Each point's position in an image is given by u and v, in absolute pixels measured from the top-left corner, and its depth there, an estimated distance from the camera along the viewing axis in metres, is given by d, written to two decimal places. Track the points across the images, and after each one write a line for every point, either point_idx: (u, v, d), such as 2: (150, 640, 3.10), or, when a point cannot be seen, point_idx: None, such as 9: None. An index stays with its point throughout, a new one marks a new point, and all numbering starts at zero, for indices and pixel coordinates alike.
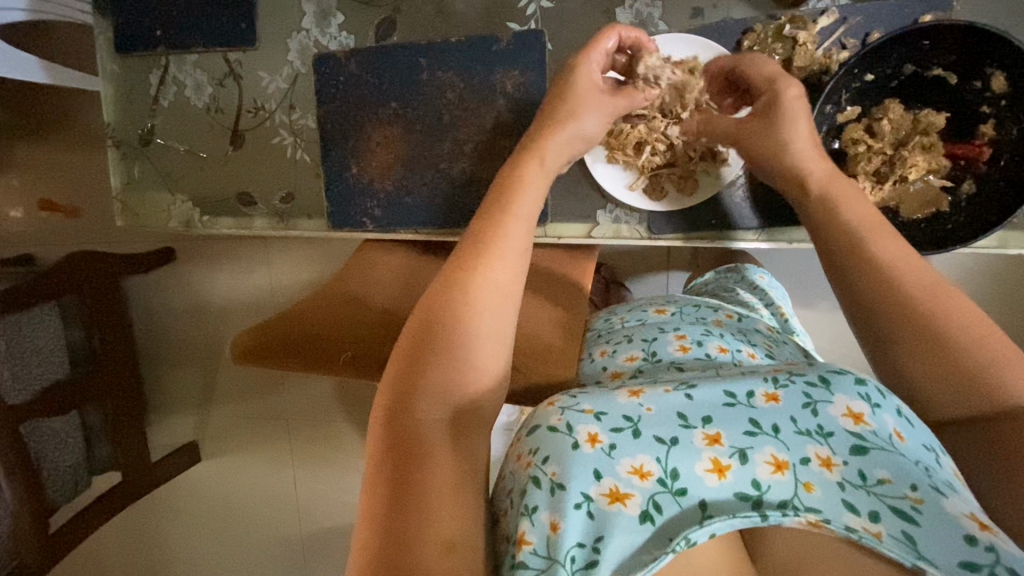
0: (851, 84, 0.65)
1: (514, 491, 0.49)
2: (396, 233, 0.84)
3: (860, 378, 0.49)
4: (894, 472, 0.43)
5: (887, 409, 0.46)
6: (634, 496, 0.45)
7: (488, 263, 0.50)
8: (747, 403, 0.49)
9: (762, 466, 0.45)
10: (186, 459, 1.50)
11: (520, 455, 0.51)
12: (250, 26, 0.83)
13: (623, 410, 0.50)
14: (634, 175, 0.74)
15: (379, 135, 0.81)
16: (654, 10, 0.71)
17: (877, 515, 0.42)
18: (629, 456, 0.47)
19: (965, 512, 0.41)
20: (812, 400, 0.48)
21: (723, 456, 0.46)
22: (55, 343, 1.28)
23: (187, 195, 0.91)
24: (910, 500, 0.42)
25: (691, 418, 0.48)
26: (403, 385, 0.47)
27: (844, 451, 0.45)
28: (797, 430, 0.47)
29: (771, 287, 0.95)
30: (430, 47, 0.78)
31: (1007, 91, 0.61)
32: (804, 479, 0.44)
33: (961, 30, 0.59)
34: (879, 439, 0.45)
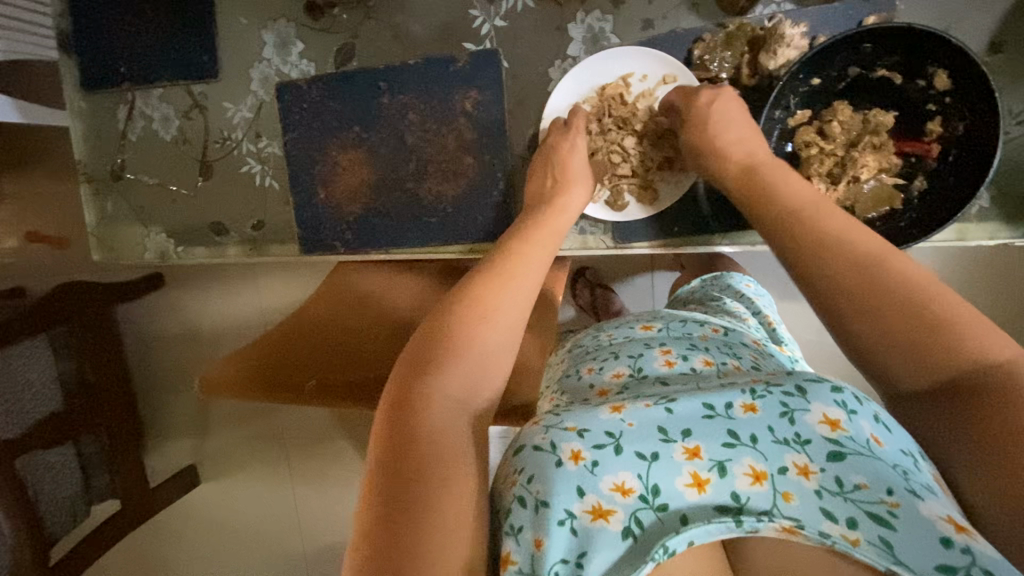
0: (799, 89, 0.66)
1: (500, 512, 0.49)
2: (370, 255, 0.85)
3: (837, 386, 0.48)
4: (870, 477, 0.43)
5: (863, 415, 0.46)
6: (616, 512, 0.46)
7: (507, 279, 0.55)
8: (726, 414, 0.48)
9: (741, 477, 0.45)
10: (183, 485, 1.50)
11: (506, 475, 0.51)
12: (212, 58, 0.84)
13: (605, 426, 0.50)
14: (596, 188, 0.75)
15: (344, 158, 0.82)
16: (605, 24, 0.72)
17: (853, 521, 0.42)
18: (611, 473, 0.47)
19: (942, 514, 0.40)
20: (788, 409, 0.47)
21: (703, 469, 0.46)
22: (47, 376, 1.29)
23: (161, 227, 0.92)
24: (886, 505, 0.42)
25: (671, 432, 0.49)
26: (415, 382, 0.48)
27: (822, 458, 0.45)
28: (776, 439, 0.46)
29: (756, 296, 0.96)
30: (390, 71, 0.79)
31: (950, 88, 0.62)
32: (783, 488, 0.44)
33: (900, 32, 0.60)
34: (856, 445, 0.45)
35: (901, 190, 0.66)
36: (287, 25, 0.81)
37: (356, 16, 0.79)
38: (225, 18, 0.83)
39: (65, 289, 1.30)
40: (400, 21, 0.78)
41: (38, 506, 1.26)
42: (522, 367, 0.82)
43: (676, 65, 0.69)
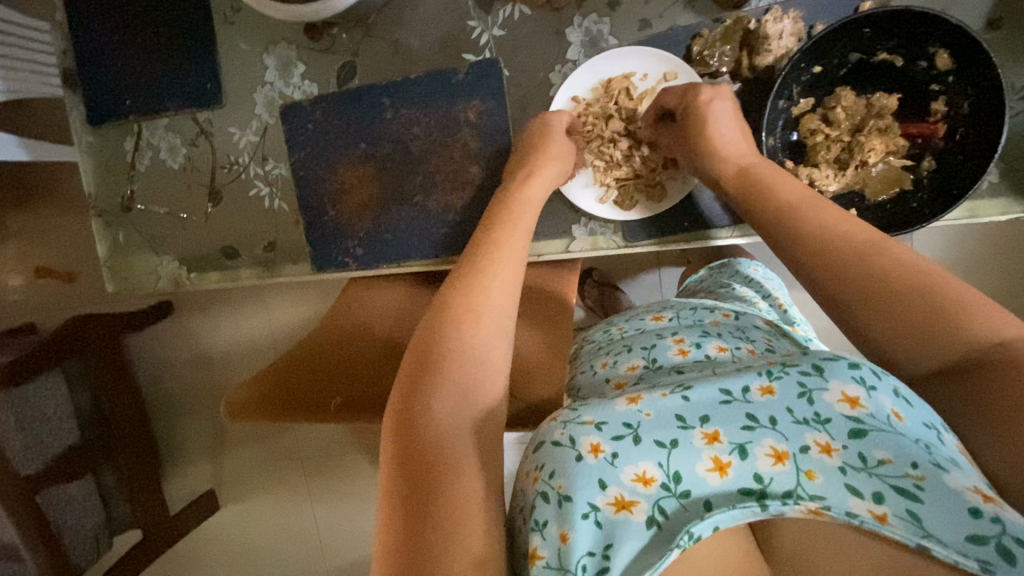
0: (801, 78, 0.66)
1: (526, 509, 0.49)
2: (381, 269, 0.85)
3: (854, 362, 0.47)
4: (893, 451, 0.42)
5: (883, 390, 0.44)
6: (640, 503, 0.45)
7: (487, 279, 0.58)
8: (743, 399, 0.48)
9: (762, 459, 0.45)
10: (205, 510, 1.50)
11: (529, 471, 0.51)
12: (215, 86, 0.85)
13: (622, 417, 0.50)
14: (604, 189, 0.75)
15: (350, 176, 0.83)
16: (603, 26, 0.73)
17: (880, 496, 0.41)
18: (632, 464, 0.47)
19: (969, 485, 0.39)
20: (806, 389, 0.47)
21: (723, 453, 0.46)
22: (63, 411, 1.28)
23: (173, 255, 0.93)
24: (912, 478, 0.41)
25: (689, 419, 0.48)
26: (414, 388, 0.50)
27: (843, 435, 0.44)
28: (795, 420, 0.46)
29: (765, 280, 0.96)
30: (392, 87, 0.80)
31: (952, 67, 0.62)
32: (805, 467, 0.44)
33: (898, 15, 0.60)
34: (877, 421, 0.43)
35: (909, 171, 0.66)
36: (288, 48, 0.82)
37: (356, 34, 0.80)
38: (227, 45, 0.84)
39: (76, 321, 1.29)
40: (399, 37, 0.79)
41: (62, 540, 1.25)
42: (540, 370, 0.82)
43: (677, 62, 0.70)
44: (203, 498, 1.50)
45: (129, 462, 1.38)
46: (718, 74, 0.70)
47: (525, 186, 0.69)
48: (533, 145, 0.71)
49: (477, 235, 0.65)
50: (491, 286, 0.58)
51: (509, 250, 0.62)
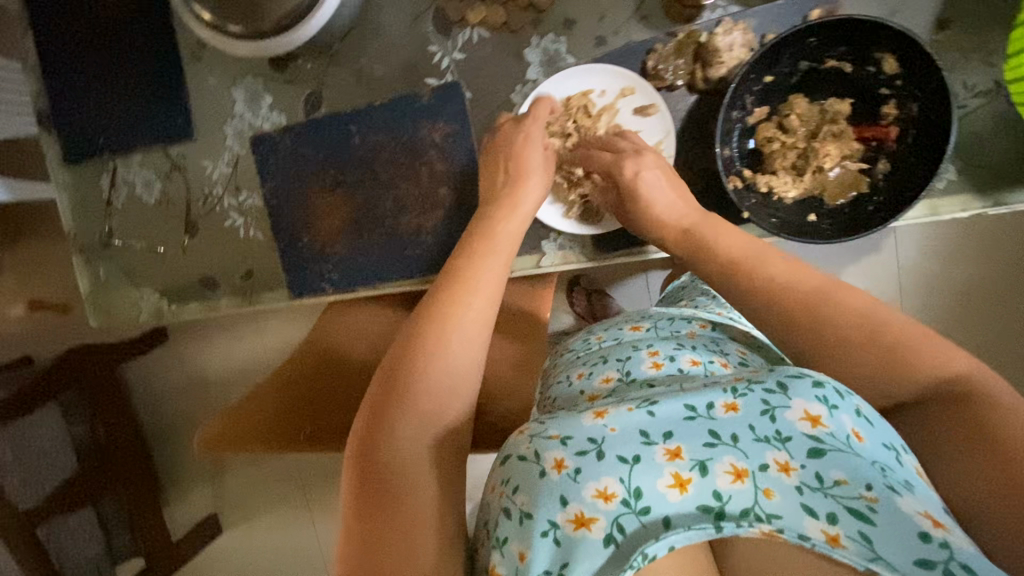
0: (753, 88, 0.67)
1: (492, 526, 0.50)
2: (357, 292, 0.85)
3: (817, 380, 0.48)
4: (849, 473, 0.44)
5: (845, 409, 0.47)
6: (599, 520, 0.46)
7: (463, 297, 0.59)
8: (708, 415, 0.49)
9: (722, 476, 0.46)
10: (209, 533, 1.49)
11: (494, 486, 0.52)
12: (186, 120, 0.86)
13: (588, 432, 0.49)
14: (570, 205, 0.76)
15: (323, 202, 0.84)
16: (560, 45, 0.74)
17: (834, 516, 0.43)
18: (594, 480, 0.47)
19: (919, 510, 0.42)
20: (769, 407, 0.48)
21: (684, 470, 0.47)
22: (60, 444, 1.32)
23: (154, 287, 0.94)
24: (866, 500, 0.43)
25: (653, 435, 0.48)
26: (382, 408, 0.52)
27: (802, 455, 0.46)
28: (757, 437, 0.47)
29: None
30: (358, 114, 0.81)
31: (899, 72, 0.63)
32: (764, 485, 0.45)
33: (843, 25, 0.62)
34: (836, 440, 0.45)
35: (866, 174, 0.67)
36: (255, 80, 0.83)
37: (320, 64, 0.81)
38: (196, 80, 0.85)
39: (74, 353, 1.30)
40: (362, 64, 0.80)
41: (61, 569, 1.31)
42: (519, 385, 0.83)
43: (632, 77, 0.71)
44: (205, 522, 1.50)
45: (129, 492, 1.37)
46: (674, 87, 0.71)
47: (508, 208, 0.70)
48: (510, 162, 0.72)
49: (450, 261, 0.65)
50: (464, 302, 0.58)
51: (485, 270, 0.62)
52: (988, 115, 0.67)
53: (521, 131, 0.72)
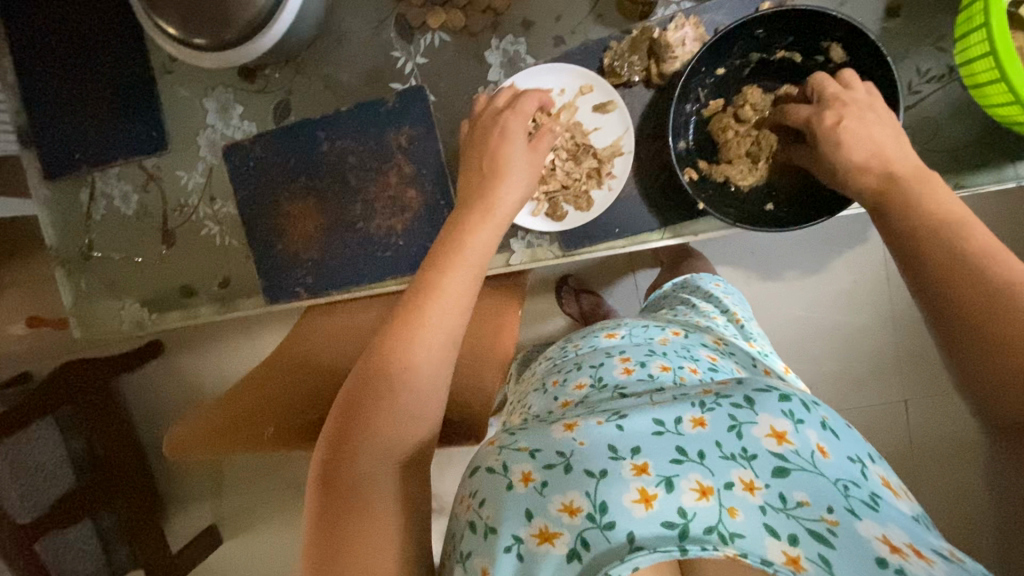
0: (705, 81, 0.69)
1: (456, 536, 0.51)
2: (332, 296, 0.86)
3: (784, 396, 0.50)
4: (813, 494, 0.44)
5: (809, 424, 0.48)
6: (563, 535, 0.46)
7: (432, 307, 0.57)
8: (676, 430, 0.49)
9: (687, 493, 0.45)
10: (209, 544, 1.48)
11: (462, 498, 0.53)
12: (160, 132, 0.88)
13: (556, 446, 0.51)
14: (535, 203, 0.77)
15: (295, 209, 0.85)
16: (519, 46, 0.76)
17: (795, 538, 0.43)
18: (561, 493, 0.48)
19: (878, 534, 0.42)
20: (736, 422, 0.48)
21: (649, 485, 0.46)
22: (56, 457, 1.31)
23: (135, 297, 0.95)
24: (826, 523, 0.43)
25: (621, 450, 0.49)
26: (345, 427, 0.52)
27: (766, 473, 0.46)
28: (722, 454, 0.47)
29: (726, 296, 0.96)
30: (326, 120, 0.82)
31: (846, 59, 0.64)
32: (728, 504, 0.45)
33: (787, 16, 0.63)
34: (801, 458, 0.46)
35: None
36: (225, 91, 0.85)
37: (288, 73, 0.83)
38: (168, 93, 0.87)
39: (64, 368, 1.30)
40: (329, 72, 0.82)
41: None
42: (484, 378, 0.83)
43: (591, 75, 0.72)
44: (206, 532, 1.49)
45: (130, 504, 1.35)
46: (631, 84, 0.72)
47: (485, 206, 0.65)
48: (489, 153, 0.68)
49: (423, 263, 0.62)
50: (433, 313, 0.57)
51: (452, 284, 0.59)
52: (944, 99, 0.67)
53: (499, 123, 0.69)
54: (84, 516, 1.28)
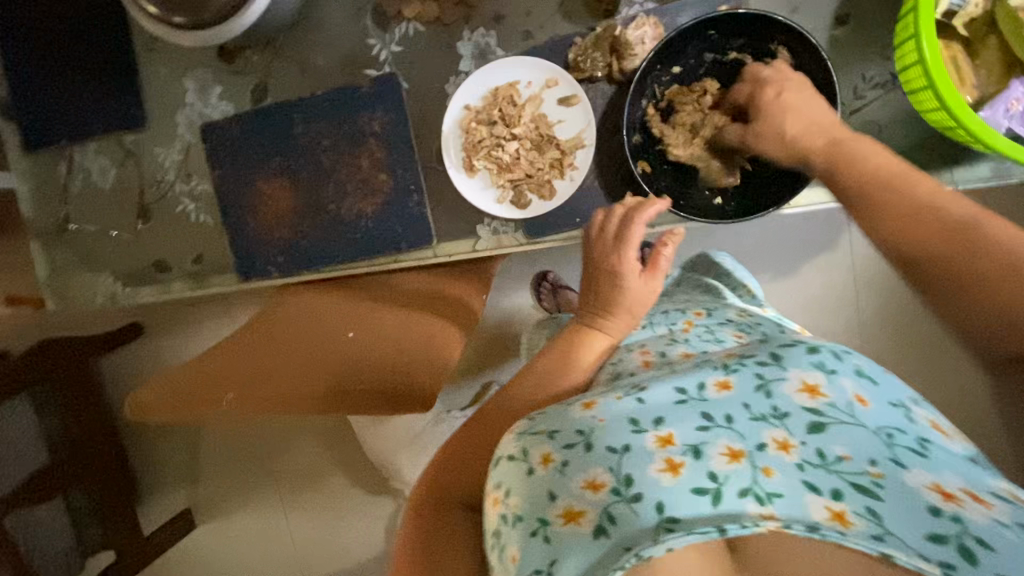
0: (661, 78, 0.74)
1: (487, 531, 0.52)
2: (302, 275, 0.88)
3: (812, 348, 0.52)
4: (853, 448, 0.45)
5: (843, 373, 0.49)
6: (588, 513, 0.47)
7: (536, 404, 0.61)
8: (699, 397, 0.51)
9: (717, 458, 0.47)
10: (182, 526, 1.50)
11: (487, 494, 0.53)
12: (139, 109, 0.90)
13: (576, 425, 0.52)
14: (500, 190, 0.80)
15: (269, 189, 0.87)
16: (490, 39, 0.78)
17: (839, 493, 0.43)
18: (583, 470, 0.49)
19: (927, 483, 0.43)
20: (764, 382, 0.50)
21: (676, 455, 0.48)
22: (32, 434, 1.26)
23: (109, 271, 0.96)
24: (871, 475, 0.44)
25: (643, 423, 0.50)
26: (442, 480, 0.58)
27: (802, 430, 0.47)
28: (752, 416, 0.49)
29: (734, 267, 0.93)
30: (302, 103, 0.85)
31: (793, 62, 0.68)
32: (762, 465, 0.46)
33: (734, 19, 0.69)
34: (838, 410, 0.47)
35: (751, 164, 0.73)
36: (205, 71, 0.87)
37: (266, 56, 0.85)
38: (149, 71, 0.89)
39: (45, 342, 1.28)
40: (306, 57, 0.84)
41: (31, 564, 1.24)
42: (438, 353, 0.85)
43: (556, 69, 0.76)
44: (179, 516, 1.50)
45: None
46: (594, 79, 0.75)
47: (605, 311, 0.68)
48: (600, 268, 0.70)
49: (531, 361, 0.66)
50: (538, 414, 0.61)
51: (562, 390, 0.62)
52: (887, 106, 0.71)
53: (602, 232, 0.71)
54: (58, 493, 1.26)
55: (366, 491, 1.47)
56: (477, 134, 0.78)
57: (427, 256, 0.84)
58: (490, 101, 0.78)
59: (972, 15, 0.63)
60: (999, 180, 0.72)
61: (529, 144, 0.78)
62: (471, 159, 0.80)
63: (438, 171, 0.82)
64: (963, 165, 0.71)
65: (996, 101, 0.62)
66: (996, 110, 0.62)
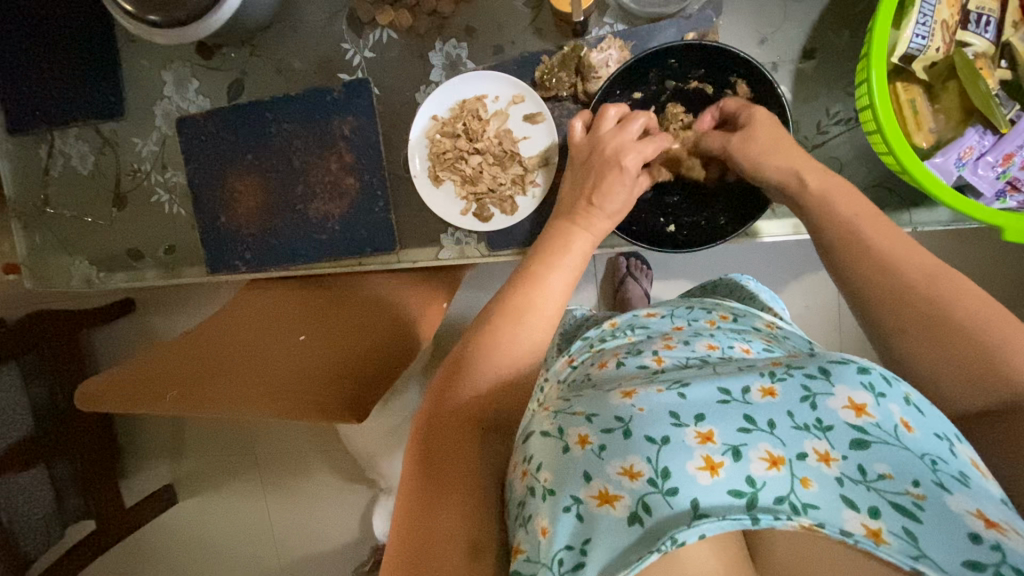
0: (622, 102, 0.75)
1: (512, 502, 0.50)
2: (268, 271, 0.90)
3: (863, 366, 0.47)
4: (896, 468, 0.43)
5: (893, 398, 0.46)
6: (623, 498, 0.45)
7: (531, 302, 0.58)
8: (743, 399, 0.48)
9: (757, 462, 0.44)
10: (163, 501, 1.52)
11: (515, 467, 0.52)
12: (118, 98, 0.91)
13: (615, 411, 0.50)
14: (463, 202, 0.81)
15: (240, 184, 0.89)
16: (461, 51, 0.79)
17: (876, 510, 0.42)
18: (620, 457, 0.47)
19: (970, 509, 0.41)
20: (810, 393, 0.47)
21: (716, 453, 0.45)
22: (17, 402, 1.26)
23: (85, 255, 0.98)
24: (911, 496, 0.42)
25: (684, 417, 0.47)
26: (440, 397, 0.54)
27: (844, 445, 0.45)
28: (795, 425, 0.46)
29: (760, 290, 0.86)
30: (275, 103, 0.85)
31: (751, 96, 0.71)
32: (801, 474, 0.44)
33: (696, 50, 0.70)
34: (882, 432, 0.44)
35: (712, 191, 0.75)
36: (182, 65, 0.88)
37: (243, 54, 0.86)
38: (129, 62, 0.90)
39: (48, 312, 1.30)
40: (282, 57, 0.85)
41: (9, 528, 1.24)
42: (386, 361, 0.83)
43: (522, 86, 0.77)
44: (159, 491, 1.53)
45: (86, 456, 1.37)
46: (560, 98, 0.77)
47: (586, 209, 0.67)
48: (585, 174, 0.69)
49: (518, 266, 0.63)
50: (536, 304, 0.58)
51: (550, 284, 0.60)
52: (849, 142, 0.71)
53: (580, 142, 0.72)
54: (40, 461, 1.27)
55: (342, 479, 1.49)
56: (442, 146, 0.79)
57: (390, 261, 0.85)
58: (458, 115, 0.79)
59: (933, 59, 0.63)
60: (955, 225, 0.72)
61: (492, 158, 0.79)
62: (436, 171, 0.80)
63: (407, 178, 0.83)
64: (922, 208, 0.71)
65: (949, 149, 0.63)
66: (948, 158, 0.63)
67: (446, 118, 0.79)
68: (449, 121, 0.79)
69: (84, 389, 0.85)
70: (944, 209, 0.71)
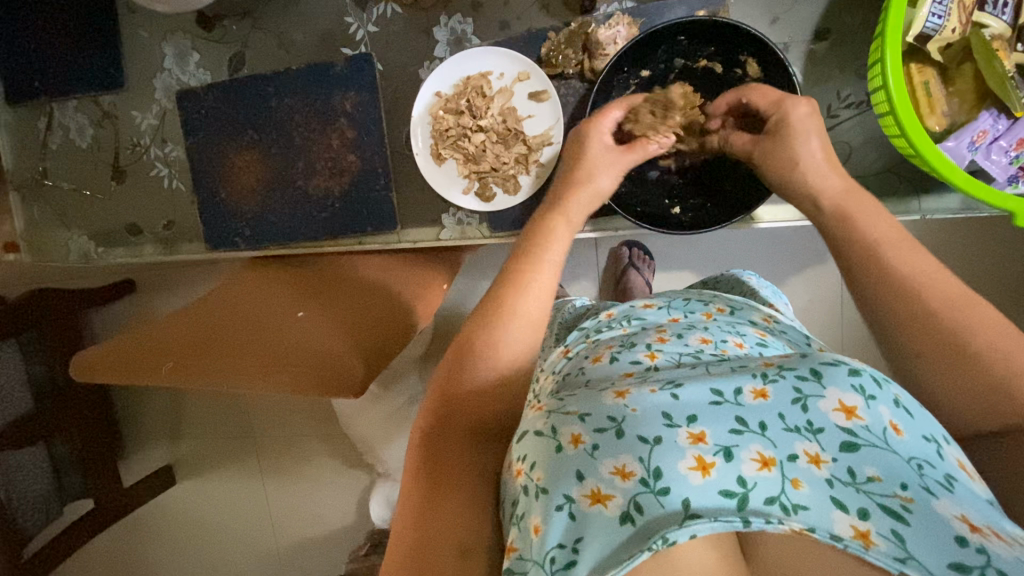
0: (630, 80, 0.74)
1: (506, 500, 0.50)
2: (268, 250, 0.89)
3: (853, 369, 0.47)
4: (885, 470, 0.42)
5: (882, 400, 0.45)
6: (615, 497, 0.44)
7: (516, 295, 0.54)
8: (735, 401, 0.47)
9: (748, 463, 0.44)
10: (162, 481, 1.53)
11: (506, 464, 0.51)
12: (118, 70, 0.89)
13: (608, 411, 0.49)
14: (466, 181, 0.80)
15: (240, 160, 0.88)
16: (467, 27, 0.78)
17: (866, 512, 0.41)
18: (612, 456, 0.46)
19: (956, 513, 0.40)
20: (801, 395, 0.46)
21: (707, 453, 0.44)
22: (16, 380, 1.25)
23: (84, 229, 0.97)
24: (900, 499, 0.41)
25: (676, 417, 0.47)
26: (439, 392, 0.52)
27: (834, 448, 0.44)
28: (786, 426, 0.45)
29: (761, 286, 0.84)
30: (276, 76, 0.84)
31: (761, 75, 0.70)
32: (792, 475, 0.43)
33: (705, 27, 0.70)
34: (872, 434, 0.44)
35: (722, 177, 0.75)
36: (183, 36, 0.86)
37: (245, 26, 0.84)
38: (129, 32, 0.89)
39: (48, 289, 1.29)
40: (284, 30, 0.83)
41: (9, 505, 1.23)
42: (381, 345, 0.81)
43: (528, 63, 0.76)
44: (159, 472, 1.53)
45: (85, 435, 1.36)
46: (566, 76, 0.77)
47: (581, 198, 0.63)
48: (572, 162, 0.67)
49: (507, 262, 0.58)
50: (524, 295, 0.54)
51: (539, 279, 0.55)
52: (860, 126, 0.70)
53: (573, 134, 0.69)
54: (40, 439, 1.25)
55: (340, 463, 1.49)
56: (442, 125, 0.78)
57: (390, 241, 0.85)
58: (461, 93, 0.78)
59: (947, 41, 0.62)
60: (965, 213, 0.71)
61: (493, 135, 0.79)
62: (438, 148, 0.79)
63: (408, 156, 0.82)
64: (933, 195, 0.70)
65: (962, 132, 0.62)
66: (961, 142, 0.62)
67: (447, 97, 0.78)
68: (450, 99, 0.78)
69: (80, 358, 0.85)
70: (955, 196, 0.70)
